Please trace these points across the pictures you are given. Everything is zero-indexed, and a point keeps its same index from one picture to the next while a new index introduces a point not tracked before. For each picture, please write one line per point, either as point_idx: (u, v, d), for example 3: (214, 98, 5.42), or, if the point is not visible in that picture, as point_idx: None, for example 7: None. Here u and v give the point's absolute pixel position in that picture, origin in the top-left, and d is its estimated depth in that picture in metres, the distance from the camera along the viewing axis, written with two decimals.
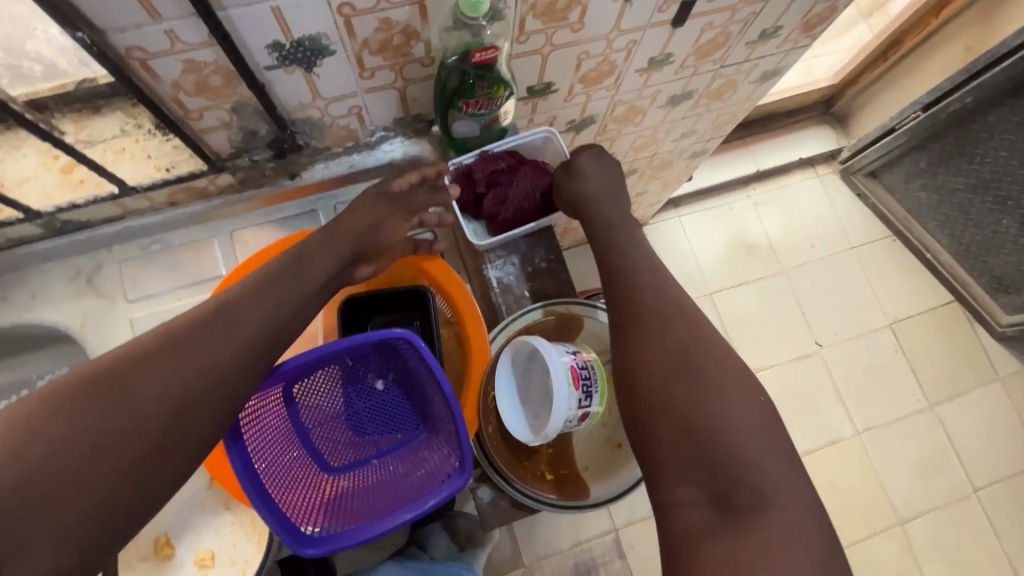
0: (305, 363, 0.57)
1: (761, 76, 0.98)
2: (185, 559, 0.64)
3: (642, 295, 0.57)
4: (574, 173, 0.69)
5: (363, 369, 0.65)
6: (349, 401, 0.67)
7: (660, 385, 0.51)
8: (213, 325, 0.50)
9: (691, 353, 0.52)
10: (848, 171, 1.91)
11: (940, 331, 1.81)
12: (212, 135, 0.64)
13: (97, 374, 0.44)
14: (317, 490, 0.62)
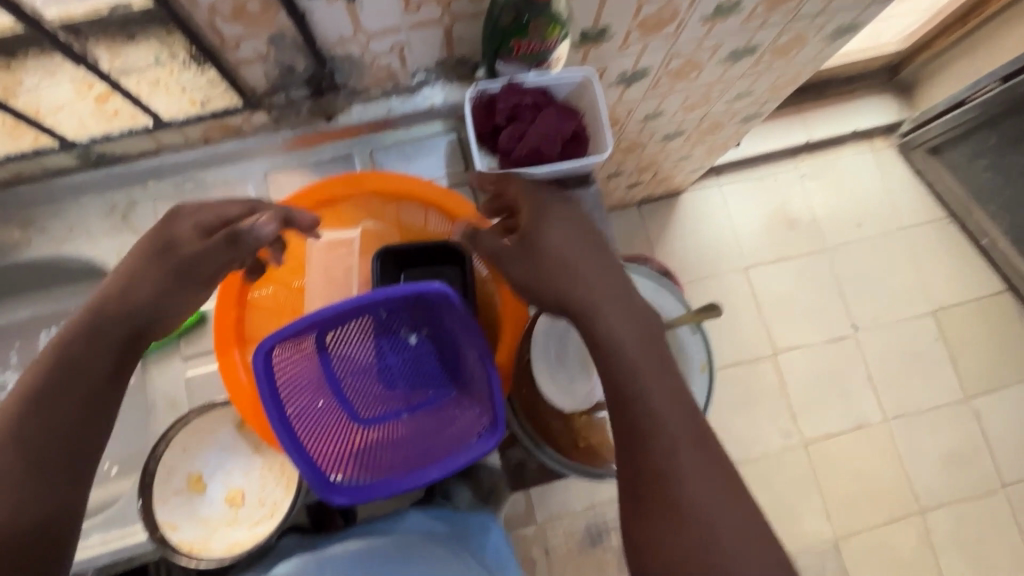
0: (340, 314, 0.56)
1: (834, 33, 0.90)
2: (216, 496, 0.64)
3: (657, 428, 0.48)
4: (556, 258, 0.56)
5: (398, 324, 0.64)
6: (381, 354, 0.65)
7: (650, 506, 0.46)
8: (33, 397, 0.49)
9: (681, 473, 0.46)
10: (906, 148, 1.79)
11: (988, 321, 1.72)
12: (249, 69, 0.61)
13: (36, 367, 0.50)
14: (346, 441, 0.62)
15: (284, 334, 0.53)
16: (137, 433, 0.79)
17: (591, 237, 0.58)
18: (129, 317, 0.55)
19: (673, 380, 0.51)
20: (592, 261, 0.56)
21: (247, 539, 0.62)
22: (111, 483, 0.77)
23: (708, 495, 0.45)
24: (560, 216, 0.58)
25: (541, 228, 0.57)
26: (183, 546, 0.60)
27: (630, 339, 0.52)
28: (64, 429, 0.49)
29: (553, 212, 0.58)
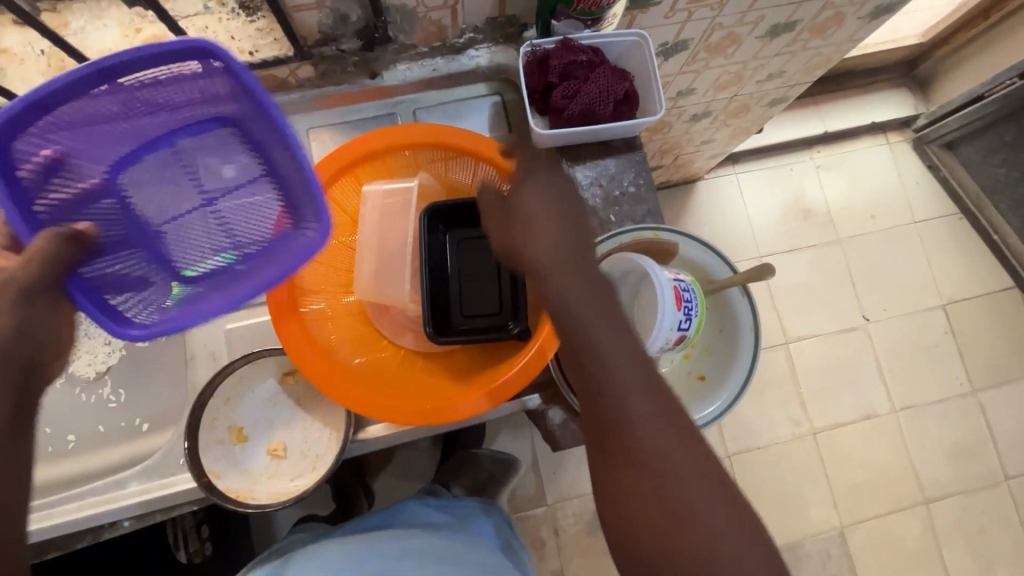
0: (109, 109, 0.53)
1: (873, 11, 0.89)
2: (257, 450, 0.62)
3: (611, 383, 0.47)
4: (527, 214, 0.55)
5: (204, 158, 0.61)
6: (197, 191, 0.62)
7: (614, 462, 0.46)
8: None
9: (636, 422, 0.46)
10: (922, 141, 1.80)
11: (997, 316, 1.73)
12: (303, 16, 0.60)
13: None
14: (157, 294, 0.58)
15: (33, 128, 0.50)
16: (165, 390, 0.77)
17: (571, 215, 0.55)
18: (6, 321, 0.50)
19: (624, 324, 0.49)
20: (568, 230, 0.54)
21: (287, 492, 0.59)
22: (139, 440, 0.75)
23: (665, 439, 0.46)
24: (541, 183, 0.57)
25: (520, 191, 0.56)
26: (228, 494, 0.58)
27: (573, 284, 0.51)
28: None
29: (531, 179, 0.57)
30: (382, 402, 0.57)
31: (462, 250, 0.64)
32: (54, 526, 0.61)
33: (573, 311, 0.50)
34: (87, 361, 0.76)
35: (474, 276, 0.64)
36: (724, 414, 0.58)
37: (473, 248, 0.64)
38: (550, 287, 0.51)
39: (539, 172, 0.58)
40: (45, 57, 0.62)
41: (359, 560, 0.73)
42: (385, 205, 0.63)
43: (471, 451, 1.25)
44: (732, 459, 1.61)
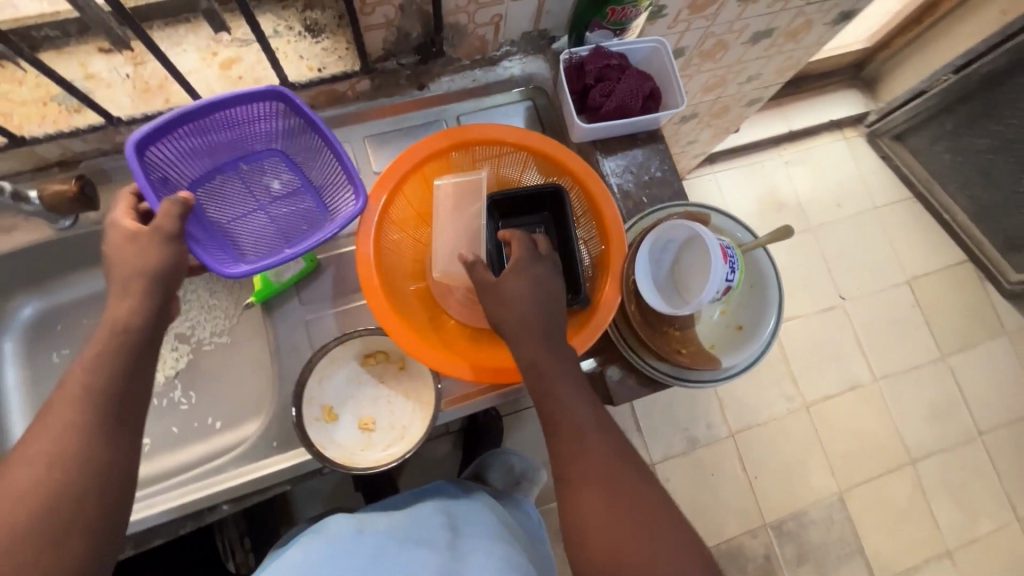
0: (192, 134, 0.62)
1: (836, 18, 1.04)
2: (348, 424, 0.67)
3: (569, 425, 0.57)
4: (508, 296, 0.60)
5: (258, 173, 0.70)
6: (253, 208, 0.70)
7: (578, 487, 0.55)
8: (75, 418, 0.50)
9: (590, 453, 0.56)
10: (875, 135, 1.99)
11: (955, 288, 1.91)
12: (372, 34, 0.68)
13: (88, 384, 0.51)
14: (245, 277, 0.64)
15: (145, 149, 0.58)
16: (235, 388, 0.81)
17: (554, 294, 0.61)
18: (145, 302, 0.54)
19: (579, 375, 0.60)
20: (552, 310, 0.60)
21: (384, 460, 0.65)
22: (215, 437, 0.79)
23: (611, 468, 0.56)
24: (530, 268, 0.62)
25: (503, 274, 0.61)
26: (335, 460, 0.63)
27: (545, 346, 0.58)
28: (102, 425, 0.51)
29: (526, 262, 0.62)
30: (448, 365, 0.63)
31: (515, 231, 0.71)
32: (159, 513, 0.63)
33: (540, 369, 0.58)
34: (158, 366, 0.80)
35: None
36: (764, 354, 0.67)
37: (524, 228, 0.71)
38: (521, 349, 0.59)
39: (528, 256, 0.62)
40: (131, 80, 0.68)
41: (397, 533, 0.76)
42: (457, 194, 0.71)
43: (490, 453, 1.27)
44: (736, 437, 1.71)
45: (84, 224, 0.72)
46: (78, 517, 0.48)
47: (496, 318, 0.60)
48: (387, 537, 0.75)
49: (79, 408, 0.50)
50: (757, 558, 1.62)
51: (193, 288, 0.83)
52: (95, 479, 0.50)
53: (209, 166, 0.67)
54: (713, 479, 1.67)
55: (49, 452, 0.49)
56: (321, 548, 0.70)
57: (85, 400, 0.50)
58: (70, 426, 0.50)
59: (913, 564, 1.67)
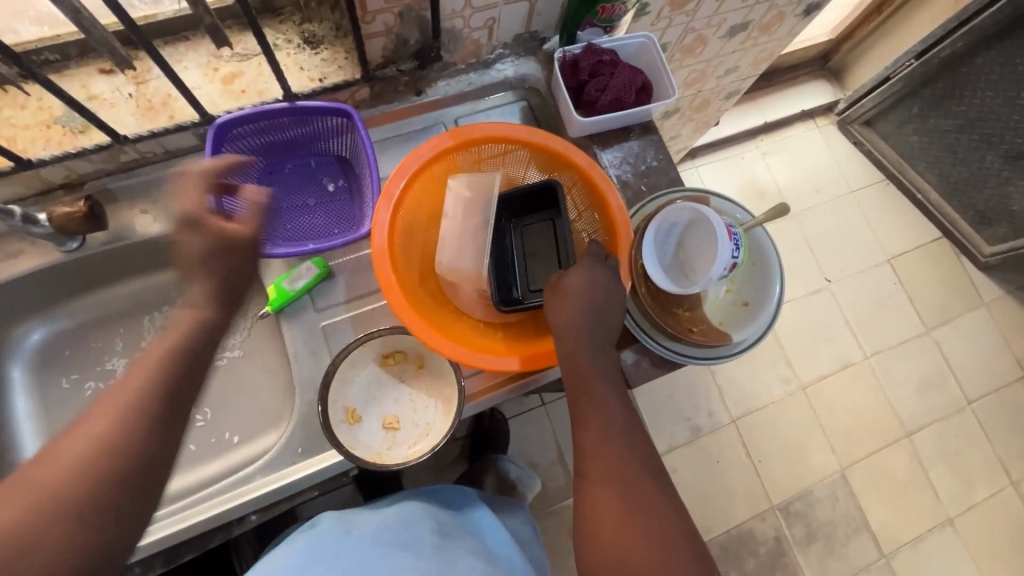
0: (275, 126, 0.72)
1: (805, 10, 1.09)
2: (373, 424, 0.68)
3: (597, 420, 0.59)
4: (565, 294, 0.63)
5: (323, 172, 0.79)
6: (305, 196, 0.78)
7: (598, 479, 0.56)
8: (126, 401, 0.47)
9: (613, 449, 0.57)
10: (845, 122, 2.07)
11: (933, 265, 1.98)
12: (372, 42, 0.70)
13: (148, 369, 0.49)
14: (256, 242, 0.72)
15: (231, 129, 0.69)
16: (252, 401, 0.81)
17: (608, 301, 0.63)
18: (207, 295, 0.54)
19: (615, 378, 0.62)
20: (602, 312, 0.62)
21: (412, 455, 0.66)
22: (234, 451, 0.78)
23: (633, 466, 0.57)
24: (589, 270, 0.64)
25: (562, 275, 0.64)
26: (365, 459, 0.63)
27: (583, 342, 0.61)
28: (152, 413, 0.48)
29: (585, 264, 0.64)
30: (482, 358, 0.63)
31: (525, 231, 0.74)
32: (192, 526, 0.64)
33: (580, 364, 0.60)
34: None
35: (541, 256, 0.72)
36: (771, 328, 0.70)
37: (538, 230, 0.73)
38: (565, 345, 0.61)
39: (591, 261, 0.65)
40: (134, 99, 0.68)
41: (386, 534, 0.75)
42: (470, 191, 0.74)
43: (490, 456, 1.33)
44: (738, 423, 1.74)
45: (91, 245, 0.72)
46: (125, 499, 0.45)
47: (552, 313, 0.63)
48: (375, 536, 0.74)
49: (156, 388, 0.48)
50: (767, 541, 1.65)
51: None
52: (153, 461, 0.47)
53: (288, 155, 0.78)
54: (719, 466, 1.69)
55: (118, 422, 0.46)
56: (304, 555, 0.70)
57: (143, 384, 0.48)
58: (140, 404, 0.47)
59: (917, 534, 1.71)
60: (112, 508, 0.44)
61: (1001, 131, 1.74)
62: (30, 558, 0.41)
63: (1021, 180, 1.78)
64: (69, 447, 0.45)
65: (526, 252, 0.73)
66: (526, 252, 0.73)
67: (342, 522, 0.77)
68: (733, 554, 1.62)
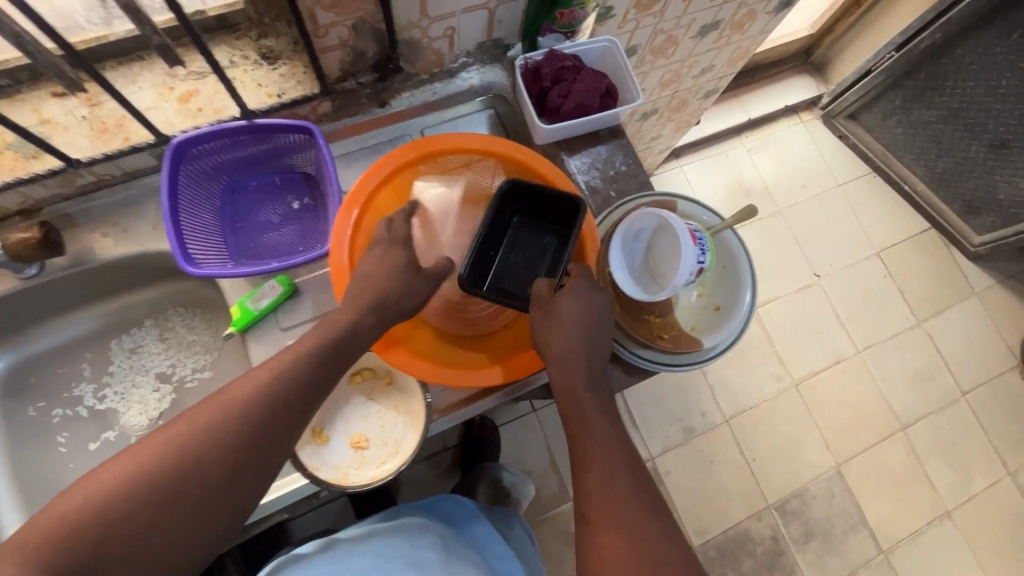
0: (236, 144, 0.71)
1: (777, 7, 1.07)
2: (340, 443, 0.67)
3: (600, 461, 0.57)
4: (558, 316, 0.61)
5: (287, 190, 0.78)
6: (270, 214, 0.77)
7: (604, 522, 0.54)
8: (241, 409, 0.51)
9: (616, 489, 0.55)
10: (829, 116, 2.06)
11: (923, 256, 1.97)
12: (328, 56, 0.69)
13: (266, 389, 0.52)
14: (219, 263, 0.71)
15: (190, 149, 0.68)
16: None
17: (599, 330, 0.62)
18: (344, 338, 0.57)
19: (612, 413, 0.61)
20: (597, 339, 0.61)
21: (379, 476, 0.64)
22: None
23: (637, 507, 0.55)
24: (581, 293, 0.62)
25: (557, 296, 0.62)
26: (330, 482, 0.63)
27: (577, 375, 0.60)
28: (258, 429, 0.51)
29: (583, 288, 0.63)
30: (468, 377, 0.63)
31: (517, 232, 0.71)
32: None
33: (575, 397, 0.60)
34: (140, 409, 0.79)
35: (529, 262, 0.71)
36: (743, 333, 0.69)
37: (529, 233, 0.71)
38: (558, 378, 0.61)
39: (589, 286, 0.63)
40: (88, 121, 0.67)
41: (387, 553, 0.75)
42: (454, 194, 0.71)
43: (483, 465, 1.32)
44: (731, 423, 1.73)
45: (51, 270, 0.71)
46: (217, 513, 0.49)
47: (539, 333, 0.61)
48: (376, 557, 0.74)
49: (255, 409, 0.51)
50: (765, 541, 1.63)
51: (171, 323, 0.82)
52: (251, 478, 0.50)
53: (252, 173, 0.77)
54: (713, 466, 1.68)
55: (221, 439, 0.49)
56: None
57: (261, 403, 0.51)
58: (239, 427, 0.50)
59: (916, 528, 1.70)
60: (193, 511, 0.48)
61: (984, 120, 1.73)
62: (110, 528, 0.45)
63: (1006, 168, 1.77)
64: (180, 431, 0.49)
65: (511, 251, 0.71)
66: (511, 252, 0.71)
67: (348, 543, 0.78)
68: (730, 555, 1.61)
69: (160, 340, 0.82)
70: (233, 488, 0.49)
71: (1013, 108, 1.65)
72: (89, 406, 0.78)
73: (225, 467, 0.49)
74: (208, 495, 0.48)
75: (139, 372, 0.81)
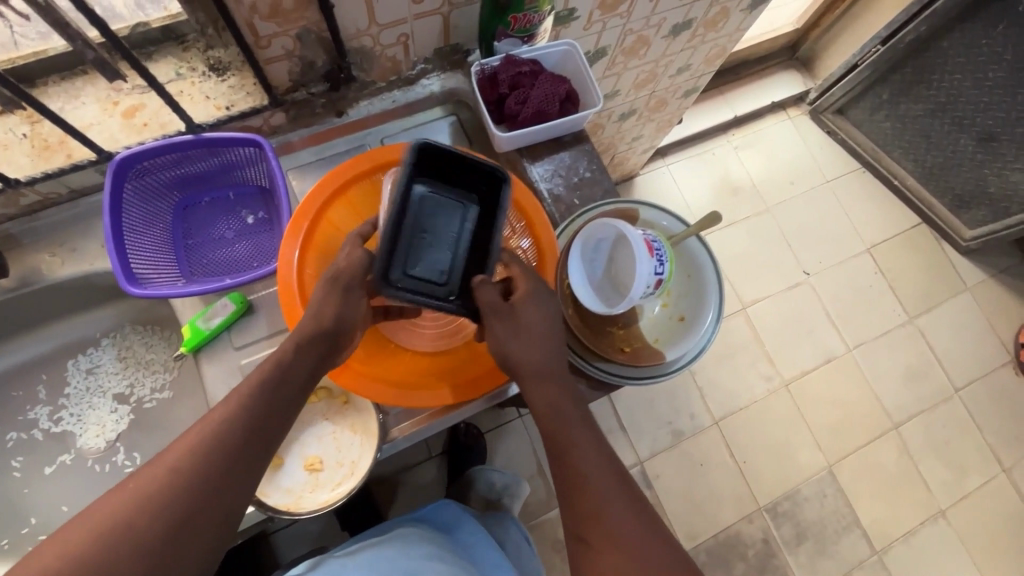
0: (184, 159, 0.69)
1: (751, 4, 1.05)
2: (294, 466, 0.65)
3: (595, 482, 0.55)
4: (519, 328, 0.60)
5: (242, 204, 0.76)
6: (223, 230, 0.75)
7: (605, 546, 0.52)
8: (200, 447, 0.49)
9: (613, 509, 0.54)
10: (817, 111, 2.04)
11: (914, 251, 1.95)
12: (275, 66, 0.67)
13: (226, 423, 0.50)
14: (168, 282, 0.69)
15: (136, 165, 0.66)
16: None
17: (557, 339, 0.62)
18: (303, 365, 0.55)
19: (596, 428, 0.59)
20: (557, 344, 0.62)
21: (332, 500, 0.63)
22: None
23: (636, 525, 0.53)
24: (540, 301, 0.62)
25: (516, 308, 0.60)
26: (280, 508, 0.62)
27: (554, 390, 0.59)
28: (220, 465, 0.49)
29: (539, 295, 0.62)
30: (408, 398, 0.64)
31: (428, 203, 0.61)
32: None
33: (559, 414, 0.58)
34: (97, 431, 0.77)
35: (439, 240, 0.61)
36: (708, 344, 0.67)
37: (443, 205, 0.62)
38: (532, 393, 0.59)
39: (541, 293, 0.62)
40: (29, 139, 0.66)
41: (388, 561, 0.73)
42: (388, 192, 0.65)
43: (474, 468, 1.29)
44: (720, 424, 1.71)
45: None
46: (185, 561, 0.46)
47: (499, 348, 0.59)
48: (378, 565, 0.72)
49: (199, 463, 0.48)
50: (756, 543, 1.61)
51: (129, 342, 0.81)
52: (201, 540, 0.47)
53: (204, 188, 0.75)
54: (702, 469, 1.66)
55: (183, 478, 0.47)
56: None
57: (220, 437, 0.49)
58: (199, 463, 0.48)
59: (910, 528, 1.68)
60: (159, 560, 0.44)
61: (972, 113, 1.71)
62: None
63: (996, 162, 1.74)
64: (138, 478, 0.47)
65: (419, 222, 0.61)
66: (417, 227, 0.61)
67: (341, 558, 0.75)
68: (721, 559, 1.59)
69: (117, 359, 0.80)
70: (181, 553, 0.46)
71: (1000, 100, 1.63)
72: (44, 429, 0.77)
73: (187, 509, 0.46)
74: (151, 568, 0.44)
75: (96, 393, 0.79)
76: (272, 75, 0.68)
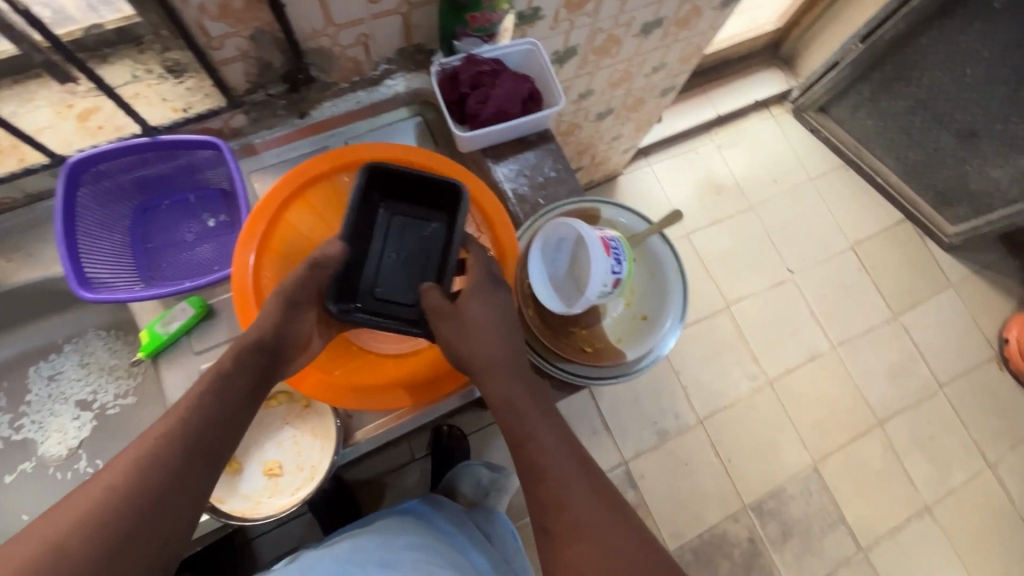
0: (139, 162, 0.68)
1: (722, 2, 1.05)
2: (254, 471, 0.65)
3: (556, 471, 0.55)
4: (468, 324, 0.59)
5: (203, 206, 0.75)
6: (184, 233, 0.74)
7: (567, 533, 0.52)
8: (148, 458, 0.49)
9: (575, 496, 0.53)
10: (800, 110, 2.04)
11: (897, 248, 1.95)
12: (230, 68, 0.66)
13: (174, 433, 0.50)
14: (126, 287, 0.68)
15: (90, 169, 0.66)
16: None
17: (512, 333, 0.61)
18: (250, 373, 0.56)
19: (557, 417, 0.59)
20: (512, 337, 0.61)
21: (289, 505, 0.63)
22: None
23: (599, 512, 0.53)
24: (490, 295, 0.61)
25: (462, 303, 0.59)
26: (235, 514, 0.62)
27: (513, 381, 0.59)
28: (168, 474, 0.49)
29: (490, 290, 0.61)
30: (368, 401, 0.63)
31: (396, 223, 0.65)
32: None
33: (517, 405, 0.58)
34: (58, 438, 0.76)
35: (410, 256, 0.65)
36: (669, 344, 0.67)
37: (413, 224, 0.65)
38: (489, 386, 0.59)
39: (490, 287, 0.61)
40: None
41: (361, 552, 0.72)
42: None
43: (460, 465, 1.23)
44: (705, 423, 1.70)
45: None
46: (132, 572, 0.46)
47: (450, 346, 0.58)
48: (351, 558, 0.72)
49: (146, 475, 0.48)
50: (741, 542, 1.61)
51: (91, 347, 0.80)
52: (146, 555, 0.47)
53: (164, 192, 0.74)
54: (687, 468, 1.65)
55: (129, 490, 0.47)
56: None
57: (168, 447, 0.49)
58: (145, 473, 0.48)
59: (895, 524, 1.68)
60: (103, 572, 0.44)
61: (951, 110, 1.71)
62: None
63: (976, 159, 1.75)
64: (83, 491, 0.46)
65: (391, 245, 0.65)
66: (389, 246, 0.65)
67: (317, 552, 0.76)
68: (706, 558, 1.58)
69: (77, 365, 0.79)
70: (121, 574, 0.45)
71: (979, 97, 1.63)
72: (4, 437, 0.76)
73: (133, 520, 0.46)
74: None
75: (58, 400, 0.78)
76: (228, 77, 0.68)
